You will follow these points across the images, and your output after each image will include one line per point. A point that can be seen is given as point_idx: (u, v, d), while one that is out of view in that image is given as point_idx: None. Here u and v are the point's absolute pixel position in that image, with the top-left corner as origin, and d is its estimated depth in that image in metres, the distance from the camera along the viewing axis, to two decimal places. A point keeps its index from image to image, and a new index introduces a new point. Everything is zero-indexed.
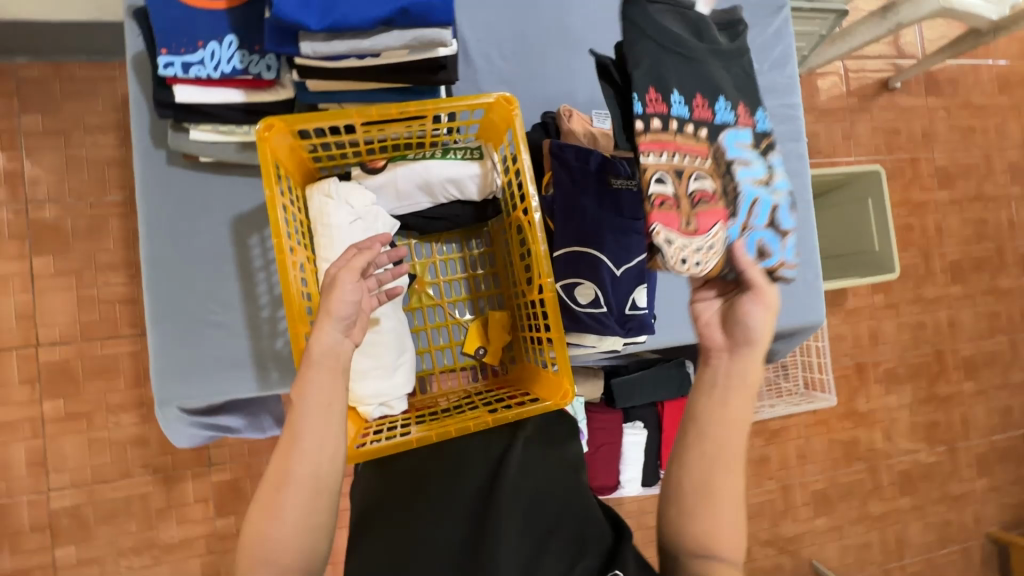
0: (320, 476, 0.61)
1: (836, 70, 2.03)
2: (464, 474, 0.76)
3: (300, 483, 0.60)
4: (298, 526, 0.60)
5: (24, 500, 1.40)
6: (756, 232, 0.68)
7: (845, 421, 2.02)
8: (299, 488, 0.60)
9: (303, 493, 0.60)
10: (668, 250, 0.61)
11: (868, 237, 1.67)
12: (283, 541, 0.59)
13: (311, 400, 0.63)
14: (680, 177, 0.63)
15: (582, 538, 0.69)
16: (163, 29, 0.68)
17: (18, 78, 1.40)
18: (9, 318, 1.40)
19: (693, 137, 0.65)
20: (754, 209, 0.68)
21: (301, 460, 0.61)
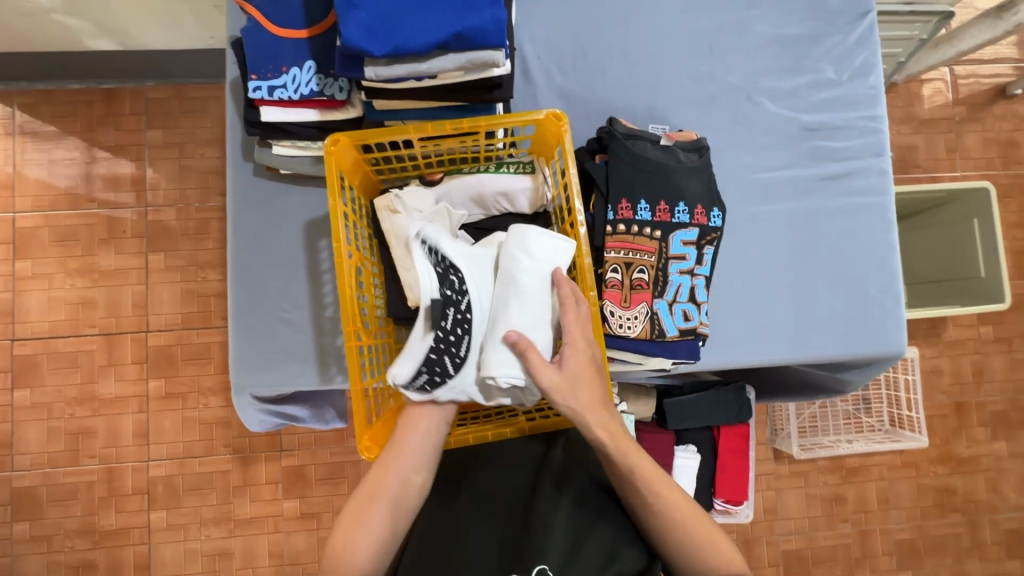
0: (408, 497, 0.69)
1: (941, 76, 1.85)
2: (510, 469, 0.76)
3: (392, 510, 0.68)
4: (385, 534, 0.67)
5: (129, 466, 1.59)
6: (683, 304, 0.82)
7: (940, 466, 1.80)
8: (387, 515, 0.67)
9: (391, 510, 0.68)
10: (611, 321, 0.80)
11: (972, 262, 1.50)
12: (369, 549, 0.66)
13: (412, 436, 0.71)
14: (629, 268, 0.80)
15: (625, 537, 0.70)
16: (254, 58, 0.77)
17: (147, 98, 1.63)
18: (127, 306, 1.61)
19: (650, 236, 0.81)
20: (681, 291, 0.82)
21: (391, 488, 0.68)
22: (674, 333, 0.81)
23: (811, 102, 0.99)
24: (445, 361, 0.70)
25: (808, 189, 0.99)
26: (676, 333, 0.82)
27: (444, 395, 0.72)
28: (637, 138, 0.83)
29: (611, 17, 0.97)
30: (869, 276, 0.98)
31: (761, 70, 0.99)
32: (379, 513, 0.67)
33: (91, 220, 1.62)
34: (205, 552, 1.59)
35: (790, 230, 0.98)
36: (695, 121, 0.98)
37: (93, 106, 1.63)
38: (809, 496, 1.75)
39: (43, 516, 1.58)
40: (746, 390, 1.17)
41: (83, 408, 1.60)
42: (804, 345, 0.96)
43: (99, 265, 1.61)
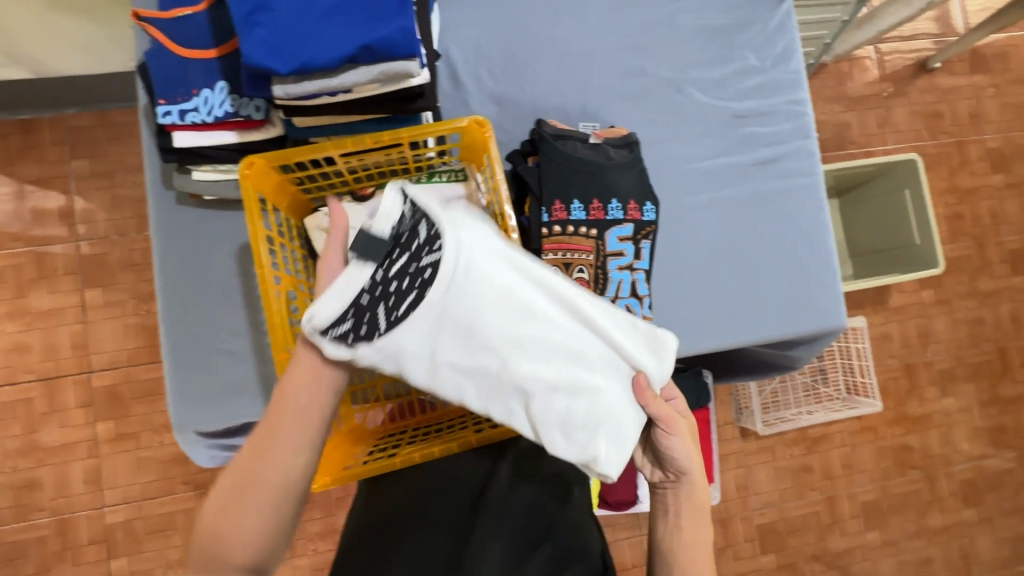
0: (289, 483, 0.60)
1: (866, 55, 1.92)
2: (457, 488, 0.76)
3: (264, 495, 0.59)
4: (261, 521, 0.59)
5: (83, 515, 1.51)
6: (624, 300, 0.83)
7: (896, 427, 1.88)
8: (261, 502, 0.59)
9: (268, 497, 0.59)
10: None
11: (907, 230, 1.57)
12: (242, 538, 0.58)
13: (294, 403, 0.62)
14: (568, 268, 0.81)
15: (574, 553, 0.71)
16: (161, 82, 0.73)
17: (68, 126, 1.55)
18: (66, 347, 1.52)
19: (586, 235, 0.81)
20: (622, 286, 0.83)
21: (267, 471, 0.59)
22: None
23: (738, 91, 1.02)
24: (376, 311, 0.62)
25: (742, 175, 1.01)
26: None
27: (364, 347, 0.61)
28: (565, 136, 0.83)
29: (536, 19, 0.97)
30: (806, 256, 1.01)
31: (688, 62, 1.01)
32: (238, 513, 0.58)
33: (18, 260, 1.52)
34: None
35: (727, 216, 1.00)
36: (628, 115, 0.99)
37: (9, 139, 1.53)
38: (777, 469, 1.80)
39: None
40: (703, 374, 1.20)
41: (26, 459, 1.50)
42: (750, 327, 0.98)
43: (31, 306, 1.52)
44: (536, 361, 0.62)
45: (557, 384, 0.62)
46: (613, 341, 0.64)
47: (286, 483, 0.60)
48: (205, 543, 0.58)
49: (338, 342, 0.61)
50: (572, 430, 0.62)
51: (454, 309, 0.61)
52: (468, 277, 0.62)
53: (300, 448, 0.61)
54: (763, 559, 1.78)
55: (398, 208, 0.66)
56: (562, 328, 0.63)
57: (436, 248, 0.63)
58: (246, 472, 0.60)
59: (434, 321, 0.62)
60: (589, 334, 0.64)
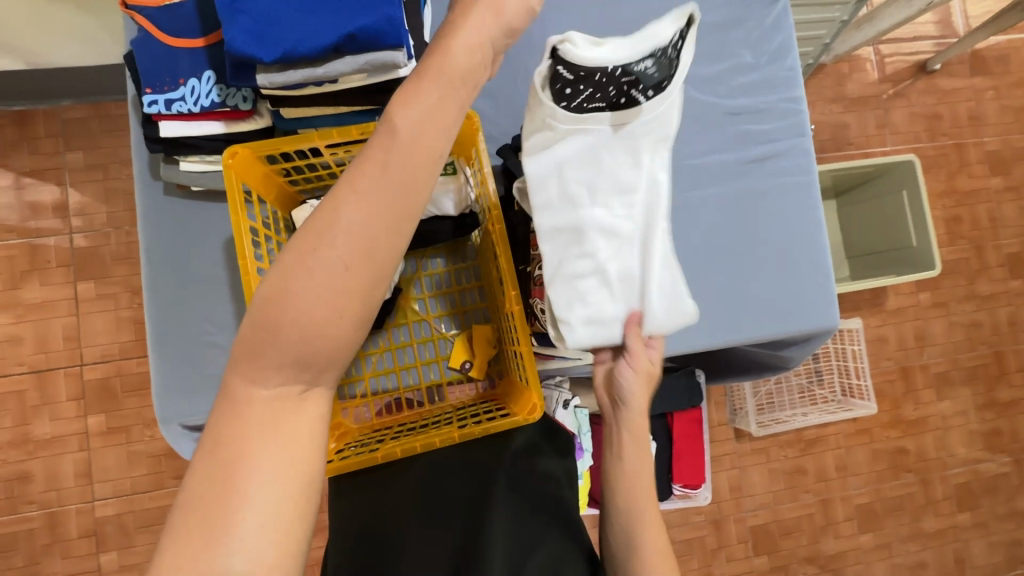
0: (374, 245, 0.45)
1: (866, 55, 1.91)
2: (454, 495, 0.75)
3: (340, 256, 0.44)
4: (328, 289, 0.44)
5: (73, 509, 1.51)
6: None
7: (891, 430, 1.88)
8: (332, 268, 0.44)
9: (350, 255, 0.44)
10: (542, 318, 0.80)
11: (904, 232, 1.56)
12: (305, 313, 0.44)
13: (397, 148, 0.46)
14: None
15: (569, 555, 0.72)
16: (148, 71, 0.73)
17: (63, 119, 1.54)
18: (58, 340, 1.52)
19: None
20: None
21: (342, 217, 0.44)
22: None
23: (732, 87, 1.01)
24: (577, 96, 0.67)
25: (735, 173, 1.00)
26: None
27: (543, 96, 0.66)
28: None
29: None
30: (801, 256, 1.00)
31: None
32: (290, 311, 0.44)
33: (11, 252, 1.52)
34: None
35: (720, 213, 0.99)
36: None
37: (4, 131, 1.53)
38: (771, 471, 1.79)
39: None
40: (696, 374, 1.19)
41: (16, 452, 1.50)
42: (743, 327, 0.98)
43: (23, 298, 1.52)
44: (614, 231, 0.71)
45: (611, 255, 0.71)
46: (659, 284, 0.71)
47: (369, 256, 0.45)
48: (257, 316, 0.45)
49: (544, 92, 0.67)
50: (588, 302, 0.71)
51: (604, 149, 0.69)
52: (637, 147, 0.69)
53: (388, 220, 0.45)
54: (756, 561, 1.77)
55: (669, 30, 0.61)
56: (638, 244, 0.71)
57: (643, 96, 0.66)
58: (319, 228, 0.45)
59: (584, 145, 0.69)
60: (652, 272, 0.71)
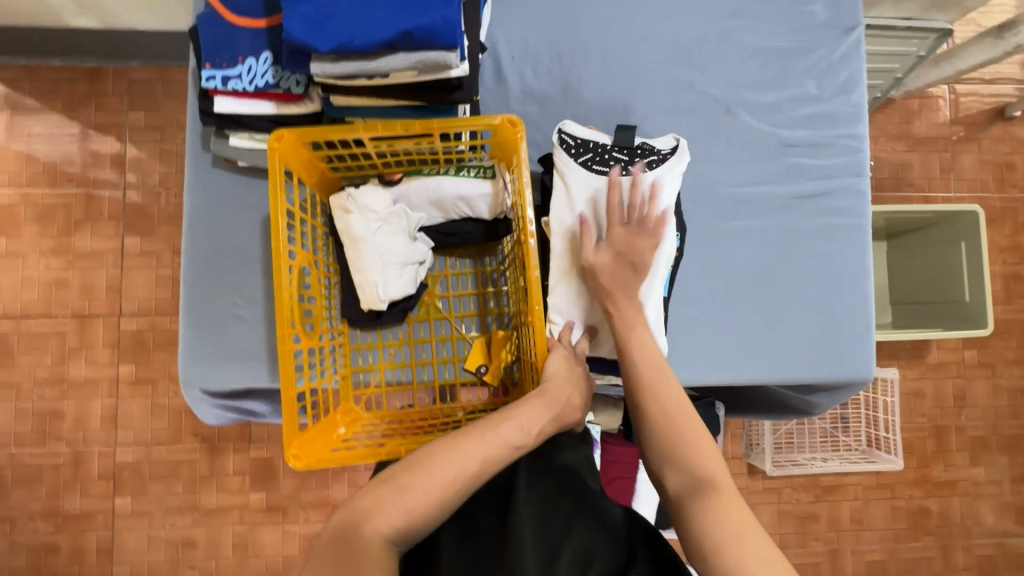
0: (449, 492, 0.57)
1: (939, 94, 1.82)
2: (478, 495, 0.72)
3: (432, 481, 0.57)
4: (405, 514, 0.55)
5: (96, 450, 1.58)
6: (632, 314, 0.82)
7: (916, 489, 1.79)
8: (419, 491, 0.56)
9: (432, 489, 0.57)
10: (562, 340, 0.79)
11: (957, 285, 1.48)
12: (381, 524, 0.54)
13: (499, 434, 0.62)
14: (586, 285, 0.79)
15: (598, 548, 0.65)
16: (209, 47, 0.74)
17: (130, 79, 1.61)
18: (101, 289, 1.59)
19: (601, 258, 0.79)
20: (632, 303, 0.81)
21: (445, 457, 0.59)
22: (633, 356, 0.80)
23: (790, 118, 0.97)
24: (586, 154, 0.81)
25: (783, 207, 0.96)
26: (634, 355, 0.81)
27: (559, 153, 0.80)
28: (586, 153, 0.80)
29: (590, 22, 0.94)
30: (842, 302, 0.96)
31: (742, 82, 0.96)
32: (432, 479, 0.57)
33: (69, 200, 1.60)
34: (170, 541, 1.59)
35: (763, 248, 0.96)
36: (671, 131, 0.95)
37: (75, 85, 1.60)
38: (781, 512, 1.74)
39: (7, 497, 1.57)
40: (715, 406, 1.14)
41: (51, 389, 1.58)
42: (771, 367, 0.94)
43: (74, 246, 1.59)
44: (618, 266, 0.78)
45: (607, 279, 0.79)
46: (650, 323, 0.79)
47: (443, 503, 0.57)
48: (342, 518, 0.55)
49: (559, 145, 0.81)
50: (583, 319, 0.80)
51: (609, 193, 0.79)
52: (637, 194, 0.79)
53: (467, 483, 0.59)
54: None
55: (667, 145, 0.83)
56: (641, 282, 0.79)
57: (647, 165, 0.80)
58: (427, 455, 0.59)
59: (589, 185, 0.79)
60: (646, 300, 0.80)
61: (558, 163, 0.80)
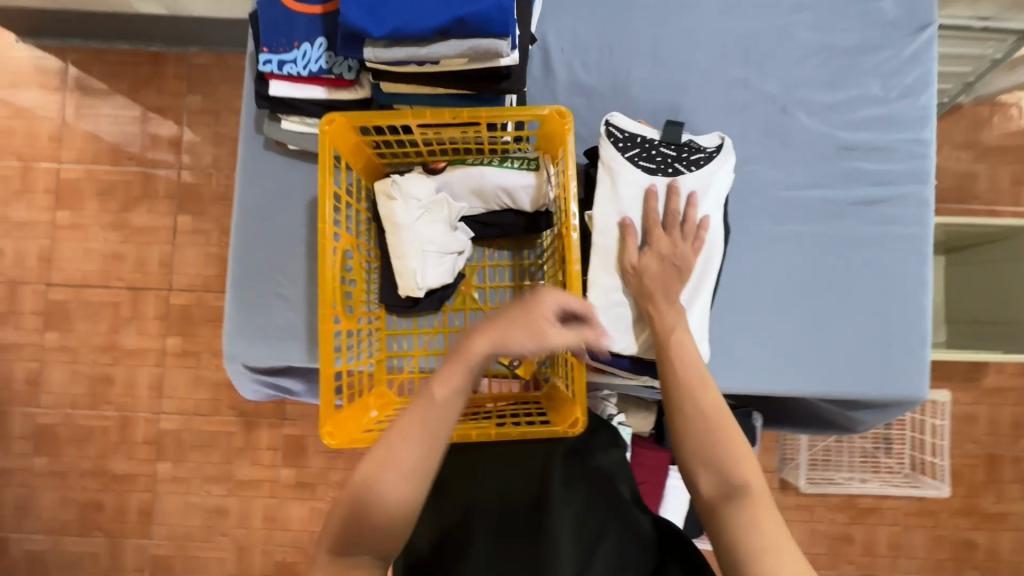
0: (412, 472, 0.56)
1: (1015, 101, 1.70)
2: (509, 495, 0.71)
3: (396, 473, 0.56)
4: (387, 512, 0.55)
5: (142, 416, 1.66)
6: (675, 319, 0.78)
7: (962, 519, 1.69)
8: (391, 483, 0.56)
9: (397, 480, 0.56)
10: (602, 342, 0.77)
11: (1023, 305, 1.38)
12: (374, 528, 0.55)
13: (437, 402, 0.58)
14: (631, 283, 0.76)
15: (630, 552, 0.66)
16: (268, 31, 0.77)
17: (190, 63, 1.68)
18: (153, 264, 1.67)
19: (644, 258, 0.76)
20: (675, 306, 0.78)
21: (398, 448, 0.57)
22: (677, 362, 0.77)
23: (851, 120, 0.92)
24: (632, 148, 0.77)
25: (837, 213, 0.92)
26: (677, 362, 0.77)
27: (606, 146, 0.77)
28: (633, 148, 0.77)
29: (643, 14, 0.92)
30: (895, 316, 0.91)
31: (801, 80, 0.92)
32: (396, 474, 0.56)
33: (129, 178, 1.68)
34: (205, 507, 1.66)
35: (813, 255, 0.92)
36: (722, 129, 0.92)
37: (140, 67, 1.68)
38: (813, 531, 1.67)
39: (61, 454, 1.67)
40: (754, 417, 1.10)
41: (105, 355, 1.67)
42: (815, 380, 0.90)
43: (131, 221, 1.68)
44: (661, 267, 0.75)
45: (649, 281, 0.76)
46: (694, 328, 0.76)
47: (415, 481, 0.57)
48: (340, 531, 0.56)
49: (606, 138, 0.77)
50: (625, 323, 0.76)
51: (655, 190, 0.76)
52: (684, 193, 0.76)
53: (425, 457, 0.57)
54: None
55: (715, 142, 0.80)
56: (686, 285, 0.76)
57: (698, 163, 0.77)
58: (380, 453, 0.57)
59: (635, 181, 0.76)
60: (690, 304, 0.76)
61: (603, 156, 0.77)
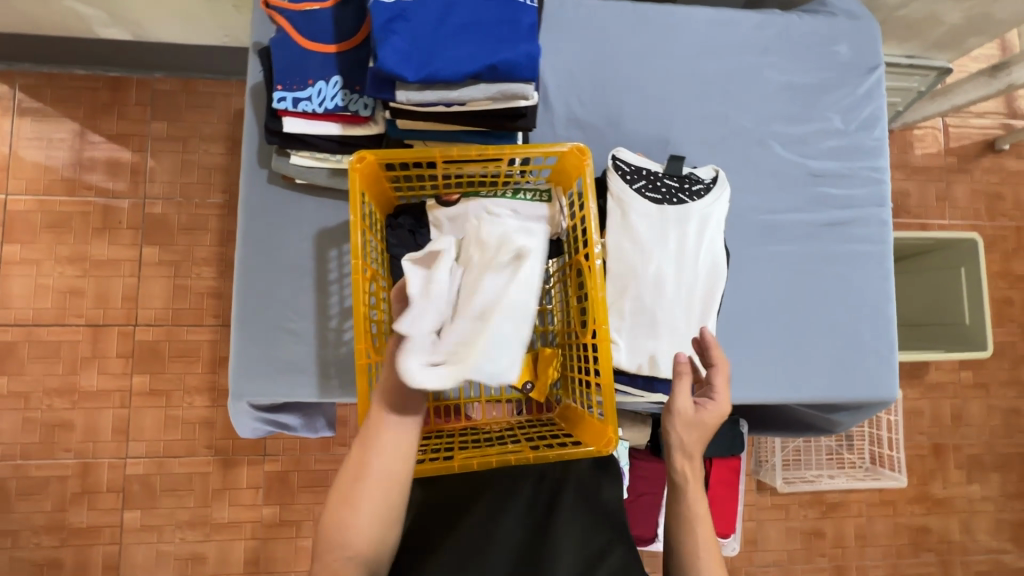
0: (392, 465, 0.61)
1: (934, 127, 1.91)
2: (512, 498, 0.76)
3: (379, 471, 0.60)
4: (374, 507, 0.59)
5: (106, 462, 1.55)
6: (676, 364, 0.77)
7: (916, 506, 1.84)
8: (375, 478, 0.60)
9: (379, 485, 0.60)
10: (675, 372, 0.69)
11: (957, 308, 1.55)
12: (359, 527, 0.58)
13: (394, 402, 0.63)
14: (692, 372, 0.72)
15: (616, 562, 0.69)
16: (281, 69, 0.77)
17: (153, 89, 1.61)
18: (116, 298, 1.58)
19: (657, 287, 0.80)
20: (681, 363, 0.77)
21: (381, 441, 0.61)
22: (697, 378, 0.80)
23: (818, 149, 1.02)
24: (639, 179, 0.82)
25: (812, 234, 1.01)
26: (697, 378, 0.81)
27: (614, 178, 0.82)
28: (640, 179, 0.82)
29: (632, 53, 0.99)
30: (866, 324, 1.01)
31: (773, 115, 1.02)
32: (373, 490, 0.59)
33: (86, 209, 1.59)
34: (179, 556, 1.55)
35: (792, 271, 1.00)
36: (706, 158, 1.00)
37: (98, 93, 1.60)
38: (788, 529, 1.77)
39: (10, 510, 1.53)
40: (740, 424, 1.18)
41: (62, 399, 1.55)
42: (801, 386, 0.98)
43: (91, 254, 1.58)
44: (671, 289, 0.80)
45: (662, 302, 0.80)
46: None
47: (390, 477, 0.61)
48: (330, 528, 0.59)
49: (614, 171, 0.83)
50: (642, 343, 0.79)
51: (663, 219, 0.81)
52: (688, 220, 0.81)
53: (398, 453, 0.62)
54: None
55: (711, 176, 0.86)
56: (696, 309, 0.81)
57: (700, 192, 0.83)
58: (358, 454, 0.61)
59: (645, 210, 0.81)
60: (700, 324, 0.80)
61: (613, 188, 0.82)
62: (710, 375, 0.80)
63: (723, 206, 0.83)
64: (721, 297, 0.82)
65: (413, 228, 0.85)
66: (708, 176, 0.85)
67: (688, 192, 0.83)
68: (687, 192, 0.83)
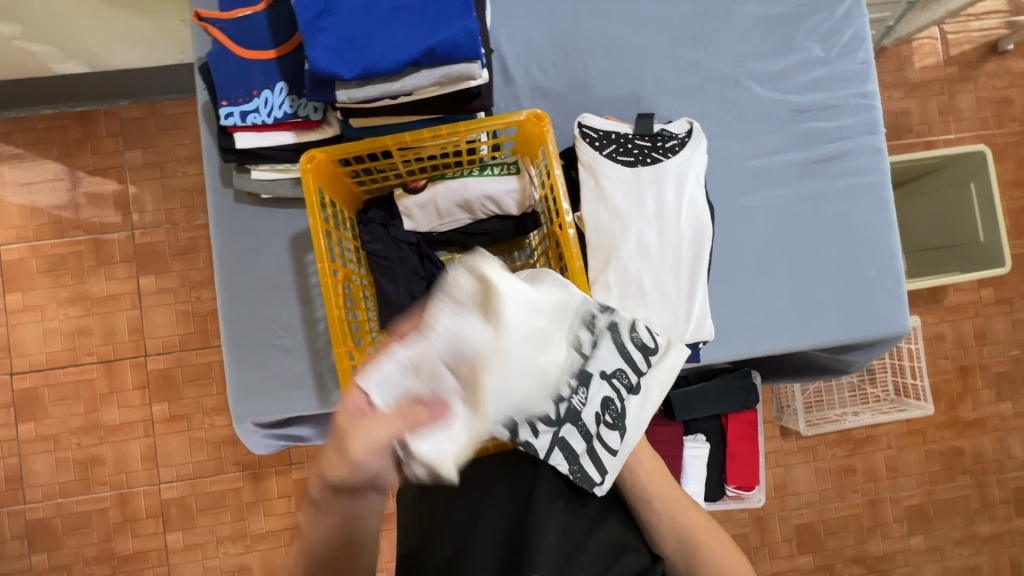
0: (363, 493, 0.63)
1: (931, 36, 1.80)
2: (494, 485, 0.72)
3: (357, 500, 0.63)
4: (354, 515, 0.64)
5: (141, 490, 1.60)
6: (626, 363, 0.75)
7: (947, 431, 1.81)
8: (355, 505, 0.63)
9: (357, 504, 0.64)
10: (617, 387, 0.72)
11: (970, 226, 1.48)
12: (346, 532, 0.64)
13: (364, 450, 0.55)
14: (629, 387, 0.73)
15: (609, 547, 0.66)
16: (223, 84, 0.74)
17: (122, 118, 1.59)
18: (123, 332, 1.59)
19: (641, 252, 0.77)
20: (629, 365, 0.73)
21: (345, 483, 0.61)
22: (697, 341, 0.78)
23: (801, 83, 0.97)
24: (609, 143, 0.79)
25: (803, 173, 0.97)
26: (696, 341, 0.78)
27: (582, 146, 0.79)
28: (610, 144, 0.79)
29: (590, 9, 0.94)
30: (869, 261, 0.97)
31: (748, 54, 0.96)
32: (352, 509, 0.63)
33: (78, 248, 1.59)
34: (225, 569, 1.61)
35: (785, 216, 0.96)
36: (683, 110, 0.95)
37: (69, 130, 1.59)
38: (818, 469, 1.76)
39: (60, 546, 1.59)
40: (751, 375, 1.16)
41: (89, 436, 1.59)
42: (809, 332, 0.95)
43: (91, 291, 1.59)
44: (657, 251, 0.77)
45: (648, 267, 0.77)
46: (698, 304, 0.77)
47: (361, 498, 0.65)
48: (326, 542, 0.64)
49: (582, 140, 0.80)
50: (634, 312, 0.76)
51: (637, 179, 0.77)
52: (664, 176, 0.77)
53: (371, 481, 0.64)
54: (800, 559, 1.75)
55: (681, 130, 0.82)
56: (685, 268, 0.78)
57: (674, 146, 0.79)
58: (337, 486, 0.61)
59: (618, 173, 0.77)
60: (691, 283, 0.78)
61: (582, 157, 0.78)
62: (707, 337, 0.78)
63: (698, 156, 0.79)
64: (709, 252, 0.79)
65: (384, 220, 0.82)
66: (681, 128, 0.81)
67: (662, 148, 0.79)
68: (660, 148, 0.79)
